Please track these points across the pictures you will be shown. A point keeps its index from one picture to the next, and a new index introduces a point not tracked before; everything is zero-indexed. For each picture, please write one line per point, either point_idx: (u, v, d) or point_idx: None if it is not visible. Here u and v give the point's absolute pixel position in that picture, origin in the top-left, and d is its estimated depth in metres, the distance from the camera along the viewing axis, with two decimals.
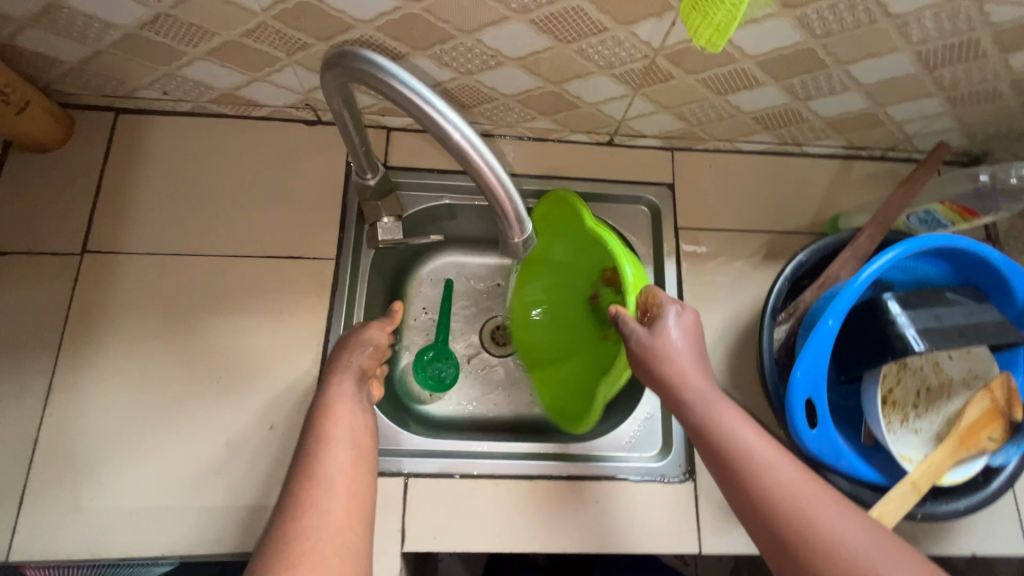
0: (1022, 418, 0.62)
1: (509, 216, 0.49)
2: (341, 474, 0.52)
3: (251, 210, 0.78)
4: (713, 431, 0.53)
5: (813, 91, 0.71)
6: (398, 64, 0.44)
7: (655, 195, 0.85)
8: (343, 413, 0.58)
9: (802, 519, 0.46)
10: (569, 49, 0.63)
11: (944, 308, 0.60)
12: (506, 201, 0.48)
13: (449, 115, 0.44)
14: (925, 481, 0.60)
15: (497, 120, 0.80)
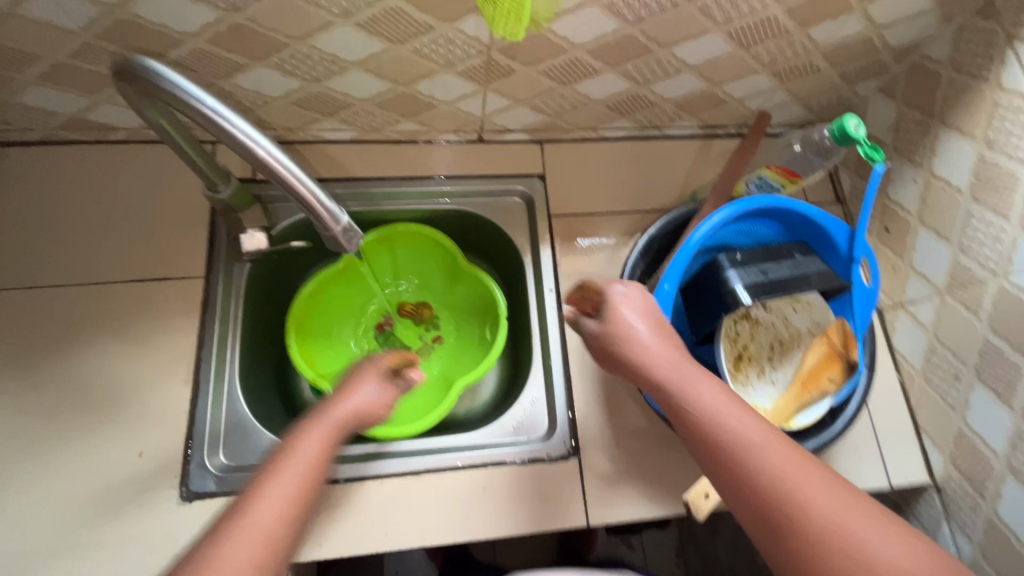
0: (857, 358, 0.67)
1: (318, 212, 0.51)
2: (290, 497, 0.51)
3: (112, 235, 0.76)
4: (727, 453, 0.49)
5: (650, 75, 0.75)
6: (177, 73, 0.45)
7: (529, 186, 0.88)
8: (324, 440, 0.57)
9: (828, 543, 0.43)
10: (404, 49, 0.66)
11: (772, 263, 0.64)
12: (311, 197, 0.50)
13: (235, 121, 0.45)
14: None
15: (362, 126, 0.81)
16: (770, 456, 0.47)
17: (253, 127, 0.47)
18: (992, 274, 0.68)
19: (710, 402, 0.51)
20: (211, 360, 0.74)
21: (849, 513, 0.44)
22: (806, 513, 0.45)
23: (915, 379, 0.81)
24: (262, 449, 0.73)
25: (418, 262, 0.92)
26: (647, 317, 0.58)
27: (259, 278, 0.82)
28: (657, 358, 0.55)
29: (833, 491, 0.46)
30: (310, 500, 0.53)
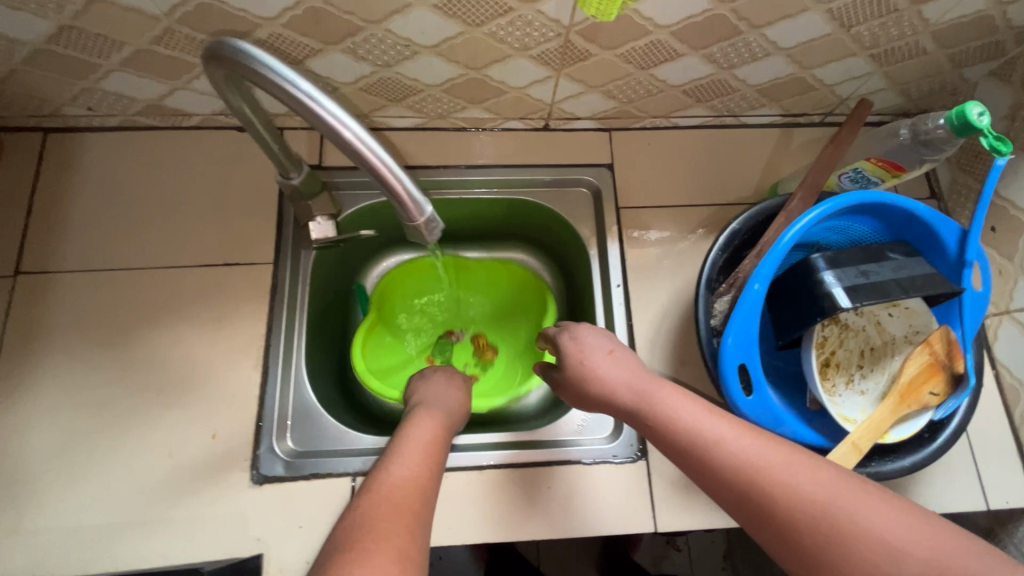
0: (964, 369, 0.61)
1: (402, 199, 0.49)
2: (426, 463, 0.53)
3: (186, 220, 0.78)
4: (694, 455, 0.49)
5: (735, 59, 0.70)
6: (270, 55, 0.44)
7: (596, 176, 0.84)
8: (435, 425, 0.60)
9: (810, 524, 0.42)
10: (480, 32, 0.63)
11: (874, 265, 0.59)
12: (396, 184, 0.48)
13: (327, 103, 0.44)
14: (866, 440, 0.59)
15: (428, 112, 0.80)
16: (730, 449, 0.48)
17: (341, 109, 0.45)
18: None
19: (684, 415, 0.52)
20: (279, 346, 0.74)
21: (851, 493, 0.43)
22: (777, 498, 0.44)
23: (1020, 393, 0.74)
24: (327, 435, 0.73)
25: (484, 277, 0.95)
26: (607, 348, 0.62)
27: (323, 265, 0.82)
28: (622, 388, 0.58)
29: (813, 475, 0.45)
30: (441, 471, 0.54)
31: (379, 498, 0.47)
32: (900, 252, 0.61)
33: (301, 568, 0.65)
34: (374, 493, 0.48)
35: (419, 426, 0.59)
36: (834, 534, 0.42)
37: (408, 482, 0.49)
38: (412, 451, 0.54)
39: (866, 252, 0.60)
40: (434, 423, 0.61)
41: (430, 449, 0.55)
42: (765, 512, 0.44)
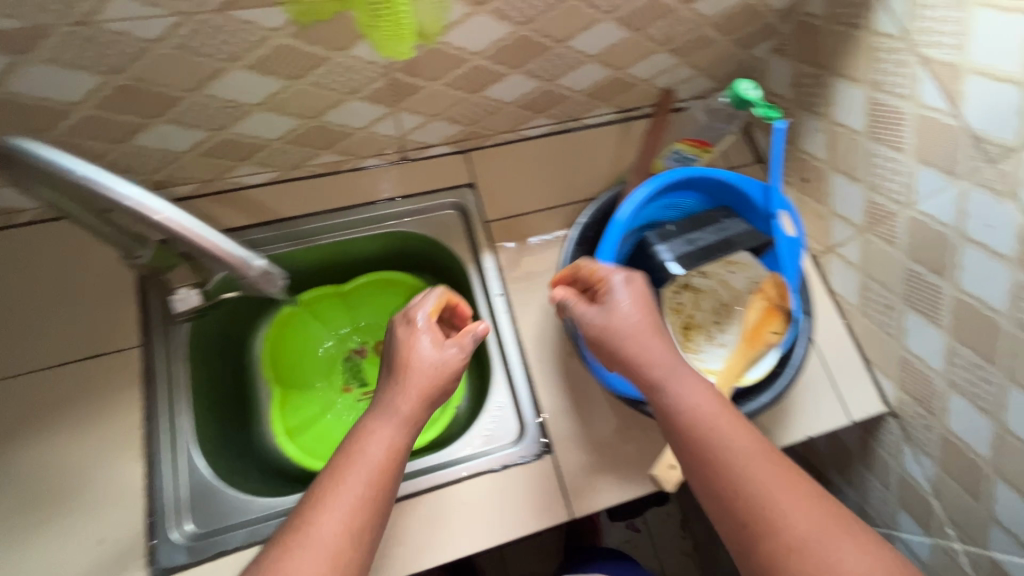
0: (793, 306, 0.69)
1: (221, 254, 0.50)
2: (367, 483, 0.54)
3: (37, 319, 0.73)
4: (705, 468, 0.53)
5: (554, 71, 0.77)
6: (57, 151, 0.44)
7: (460, 197, 0.88)
8: (399, 419, 0.58)
9: (785, 547, 0.48)
10: (303, 83, 0.65)
11: (698, 232, 0.67)
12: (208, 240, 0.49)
13: (112, 179, 0.45)
14: (723, 387, 0.66)
15: (281, 165, 0.80)
16: (749, 471, 0.52)
17: (143, 190, 0.46)
18: (901, 206, 0.72)
19: (714, 421, 0.55)
20: (162, 428, 0.71)
21: (817, 520, 0.49)
22: (770, 526, 0.49)
23: (856, 315, 0.85)
24: (231, 508, 0.71)
25: (374, 298, 0.95)
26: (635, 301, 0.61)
27: (201, 333, 0.80)
28: (651, 351, 0.59)
29: (804, 508, 0.50)
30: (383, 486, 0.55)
31: (306, 532, 0.50)
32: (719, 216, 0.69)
33: None
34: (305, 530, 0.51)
35: (374, 436, 0.57)
36: (801, 555, 0.47)
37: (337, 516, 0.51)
38: (358, 481, 0.54)
39: (689, 222, 0.68)
40: (395, 420, 0.58)
41: (378, 463, 0.55)
42: (751, 521, 0.50)
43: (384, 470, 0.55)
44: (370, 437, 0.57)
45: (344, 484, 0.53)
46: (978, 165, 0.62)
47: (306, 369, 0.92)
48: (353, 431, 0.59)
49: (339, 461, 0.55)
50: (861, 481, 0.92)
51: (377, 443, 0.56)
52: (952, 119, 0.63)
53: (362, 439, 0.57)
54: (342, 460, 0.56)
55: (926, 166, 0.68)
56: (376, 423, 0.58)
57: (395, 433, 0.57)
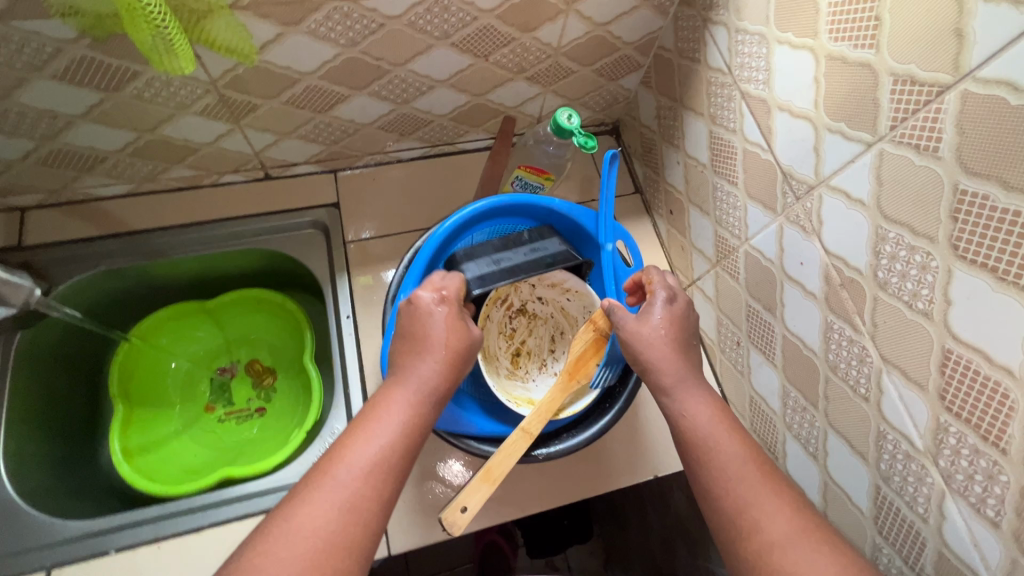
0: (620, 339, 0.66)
1: None
2: (346, 487, 0.49)
3: None
4: (701, 474, 0.54)
5: (405, 93, 0.77)
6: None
7: (321, 216, 0.87)
8: (384, 422, 0.53)
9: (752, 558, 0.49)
10: (125, 96, 0.66)
11: (507, 252, 0.66)
12: None
13: None
14: (537, 424, 0.62)
15: (132, 178, 0.80)
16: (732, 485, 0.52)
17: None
18: (739, 240, 0.71)
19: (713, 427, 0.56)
20: None
21: (794, 536, 0.49)
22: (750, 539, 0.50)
23: (717, 352, 0.82)
24: (31, 533, 0.68)
25: (248, 317, 0.94)
26: (666, 319, 0.61)
27: (40, 344, 0.78)
28: (665, 360, 0.59)
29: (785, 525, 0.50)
30: (377, 483, 0.50)
31: (268, 550, 0.45)
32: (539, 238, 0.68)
33: None
34: (266, 542, 0.46)
35: (389, 414, 0.53)
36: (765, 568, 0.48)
37: (320, 523, 0.47)
38: (333, 486, 0.49)
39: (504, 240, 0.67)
40: (381, 423, 0.53)
41: (357, 474, 0.49)
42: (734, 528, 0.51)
43: (381, 462, 0.51)
44: (349, 445, 0.51)
45: (314, 502, 0.48)
46: (790, 201, 0.61)
47: (165, 384, 0.90)
48: (371, 407, 0.54)
49: (313, 475, 0.50)
50: None
51: (363, 447, 0.51)
52: (768, 154, 0.62)
53: (339, 449, 0.51)
54: (314, 475, 0.50)
55: (753, 202, 0.67)
56: (354, 431, 0.53)
57: (383, 437, 0.52)
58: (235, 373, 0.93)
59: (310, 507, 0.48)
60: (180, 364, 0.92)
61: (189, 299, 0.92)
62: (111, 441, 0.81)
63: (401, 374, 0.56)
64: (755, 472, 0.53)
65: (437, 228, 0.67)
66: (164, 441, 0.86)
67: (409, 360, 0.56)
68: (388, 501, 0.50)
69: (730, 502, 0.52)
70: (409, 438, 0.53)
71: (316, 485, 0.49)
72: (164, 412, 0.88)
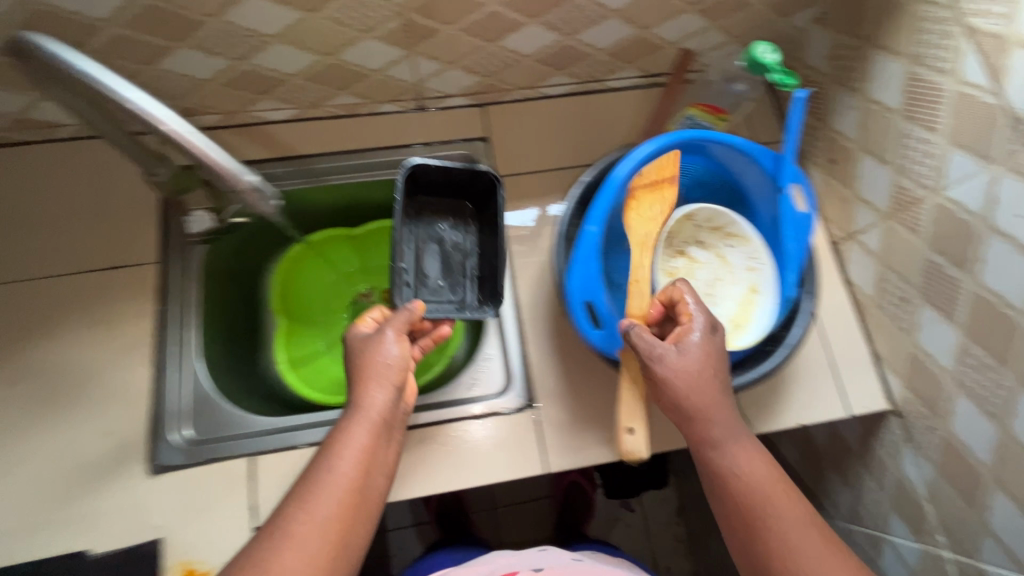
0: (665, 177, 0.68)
1: (216, 166, 0.54)
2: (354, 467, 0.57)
3: (74, 230, 0.79)
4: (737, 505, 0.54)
5: (576, 24, 0.75)
6: (52, 41, 0.46)
7: (473, 150, 0.88)
8: (356, 445, 0.58)
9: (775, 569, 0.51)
10: (320, 18, 0.67)
11: (416, 206, 0.78)
12: (209, 156, 0.54)
13: (132, 95, 0.48)
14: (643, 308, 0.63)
15: (300, 103, 0.83)
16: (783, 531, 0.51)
17: (144, 96, 0.49)
18: (929, 192, 0.67)
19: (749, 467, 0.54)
20: (176, 326, 0.77)
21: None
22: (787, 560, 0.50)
23: (871, 308, 0.81)
24: (226, 425, 0.74)
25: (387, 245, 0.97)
26: (704, 358, 0.56)
27: (218, 258, 0.84)
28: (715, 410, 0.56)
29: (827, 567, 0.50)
30: (376, 456, 0.59)
31: (282, 547, 0.51)
32: (434, 206, 0.78)
33: (203, 547, 0.68)
34: (280, 538, 0.52)
35: (374, 401, 0.60)
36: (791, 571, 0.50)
37: (332, 502, 0.55)
38: (334, 477, 0.56)
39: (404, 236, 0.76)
40: (350, 446, 0.58)
41: (355, 458, 0.57)
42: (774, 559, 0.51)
43: (377, 437, 0.60)
44: (343, 440, 0.58)
45: (318, 494, 0.55)
46: (1016, 149, 0.57)
47: (313, 303, 0.95)
48: (340, 434, 0.59)
49: (299, 494, 0.55)
50: (858, 482, 0.88)
51: (340, 467, 0.57)
52: (993, 98, 0.58)
53: (321, 473, 0.57)
54: (326, 458, 0.57)
55: (960, 149, 0.63)
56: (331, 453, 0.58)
57: (359, 455, 0.58)
58: (373, 297, 0.96)
59: (314, 504, 0.54)
60: (324, 283, 0.96)
61: (325, 229, 0.95)
62: (277, 351, 0.91)
63: (357, 406, 0.60)
64: (786, 493, 0.53)
65: (612, 173, 0.65)
66: (315, 355, 0.92)
67: (363, 394, 0.61)
68: (367, 512, 0.57)
69: (762, 531, 0.52)
70: (394, 438, 0.62)
71: (319, 480, 0.56)
72: (312, 328, 0.94)
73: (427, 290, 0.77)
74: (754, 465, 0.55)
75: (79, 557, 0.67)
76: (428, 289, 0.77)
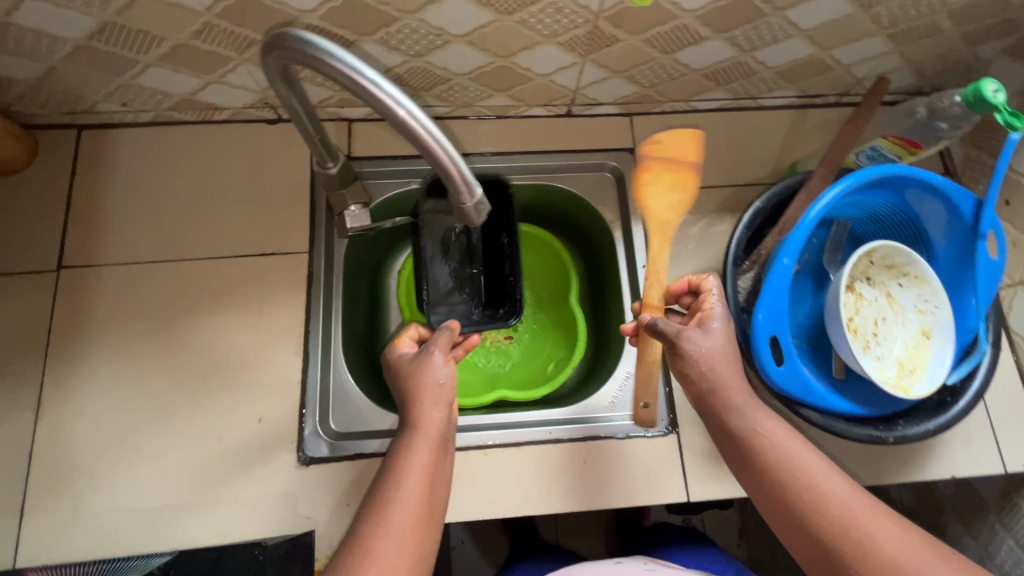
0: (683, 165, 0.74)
1: (454, 179, 0.49)
2: (423, 482, 0.57)
3: (227, 213, 0.80)
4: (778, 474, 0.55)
5: (757, 41, 0.72)
6: (327, 39, 0.45)
7: (618, 161, 0.86)
8: (419, 460, 0.58)
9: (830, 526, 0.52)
10: (512, 21, 0.65)
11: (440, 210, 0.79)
12: (449, 164, 0.48)
13: (388, 88, 0.44)
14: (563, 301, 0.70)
15: (454, 102, 0.81)
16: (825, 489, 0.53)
17: (402, 95, 0.45)
18: None
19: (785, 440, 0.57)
20: (319, 322, 0.77)
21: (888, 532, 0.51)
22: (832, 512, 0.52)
23: None
24: (366, 420, 0.75)
25: None
26: (727, 340, 0.62)
27: (358, 251, 0.85)
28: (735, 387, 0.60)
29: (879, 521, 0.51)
30: (440, 471, 0.59)
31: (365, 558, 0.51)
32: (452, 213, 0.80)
33: None
34: (363, 553, 0.51)
35: (431, 417, 0.61)
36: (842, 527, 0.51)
37: (407, 516, 0.54)
38: (404, 492, 0.55)
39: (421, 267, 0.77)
40: (414, 460, 0.57)
41: (422, 473, 0.57)
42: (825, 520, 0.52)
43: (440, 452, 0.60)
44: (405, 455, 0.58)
45: (390, 506, 0.54)
46: None
47: None
48: (398, 453, 0.59)
49: (372, 508, 0.54)
50: (989, 539, 0.84)
51: (407, 483, 0.56)
52: None
53: (389, 490, 0.56)
54: (391, 473, 0.57)
55: None
56: (392, 467, 0.58)
57: (424, 471, 0.57)
58: None
59: (391, 517, 0.53)
60: None
61: None
62: None
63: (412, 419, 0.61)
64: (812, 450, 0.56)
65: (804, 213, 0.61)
66: None
67: (417, 413, 0.61)
68: (435, 522, 0.57)
69: (804, 491, 0.54)
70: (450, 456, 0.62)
71: (391, 495, 0.55)
72: None
73: (436, 293, 0.83)
74: (785, 435, 0.57)
75: (259, 551, 0.67)
76: (439, 293, 0.83)
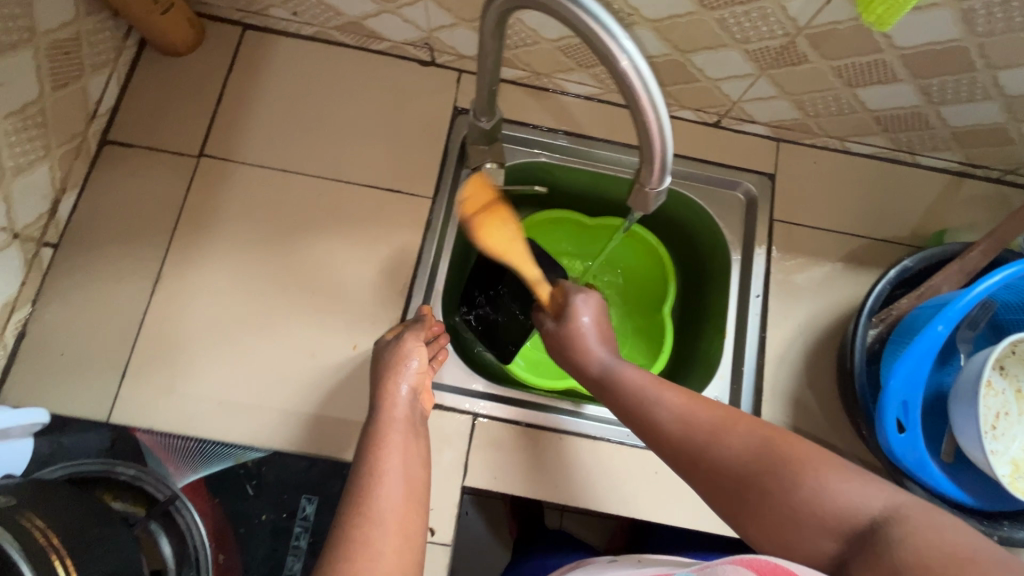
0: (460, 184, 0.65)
1: (655, 158, 0.46)
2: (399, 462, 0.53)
3: (362, 141, 0.81)
4: (682, 444, 0.51)
5: (949, 96, 0.69)
6: None
7: (755, 182, 0.83)
8: (395, 444, 0.55)
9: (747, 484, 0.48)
10: (711, 16, 0.63)
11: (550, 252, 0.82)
12: (658, 141, 0.45)
13: (625, 43, 0.40)
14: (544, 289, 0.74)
15: (608, 85, 0.81)
16: (726, 444, 0.49)
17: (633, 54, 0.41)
18: None
19: (672, 407, 0.53)
20: (427, 268, 0.77)
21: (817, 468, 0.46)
22: (750, 470, 0.48)
23: None
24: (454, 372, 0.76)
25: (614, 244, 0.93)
26: (596, 314, 0.65)
27: None
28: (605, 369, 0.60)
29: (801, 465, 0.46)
30: (417, 451, 0.56)
31: (349, 541, 0.46)
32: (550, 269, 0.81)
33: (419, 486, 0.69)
34: (353, 536, 0.47)
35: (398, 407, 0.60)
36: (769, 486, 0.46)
37: (390, 499, 0.50)
38: (380, 476, 0.52)
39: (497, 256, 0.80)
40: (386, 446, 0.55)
41: (393, 455, 0.54)
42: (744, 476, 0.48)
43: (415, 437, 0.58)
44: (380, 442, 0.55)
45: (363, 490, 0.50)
46: None
47: None
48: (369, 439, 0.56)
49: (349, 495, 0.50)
50: None
51: (383, 465, 0.53)
52: None
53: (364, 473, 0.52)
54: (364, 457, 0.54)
55: None
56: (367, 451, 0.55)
57: (401, 452, 0.55)
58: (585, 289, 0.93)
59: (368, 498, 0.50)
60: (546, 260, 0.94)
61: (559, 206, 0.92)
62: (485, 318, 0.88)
63: (382, 405, 0.61)
64: (708, 404, 0.53)
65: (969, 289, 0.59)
66: None
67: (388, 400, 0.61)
68: (425, 510, 0.52)
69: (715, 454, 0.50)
70: (426, 437, 0.59)
71: (369, 479, 0.52)
72: None
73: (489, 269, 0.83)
74: (670, 400, 0.54)
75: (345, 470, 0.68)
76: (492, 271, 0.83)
